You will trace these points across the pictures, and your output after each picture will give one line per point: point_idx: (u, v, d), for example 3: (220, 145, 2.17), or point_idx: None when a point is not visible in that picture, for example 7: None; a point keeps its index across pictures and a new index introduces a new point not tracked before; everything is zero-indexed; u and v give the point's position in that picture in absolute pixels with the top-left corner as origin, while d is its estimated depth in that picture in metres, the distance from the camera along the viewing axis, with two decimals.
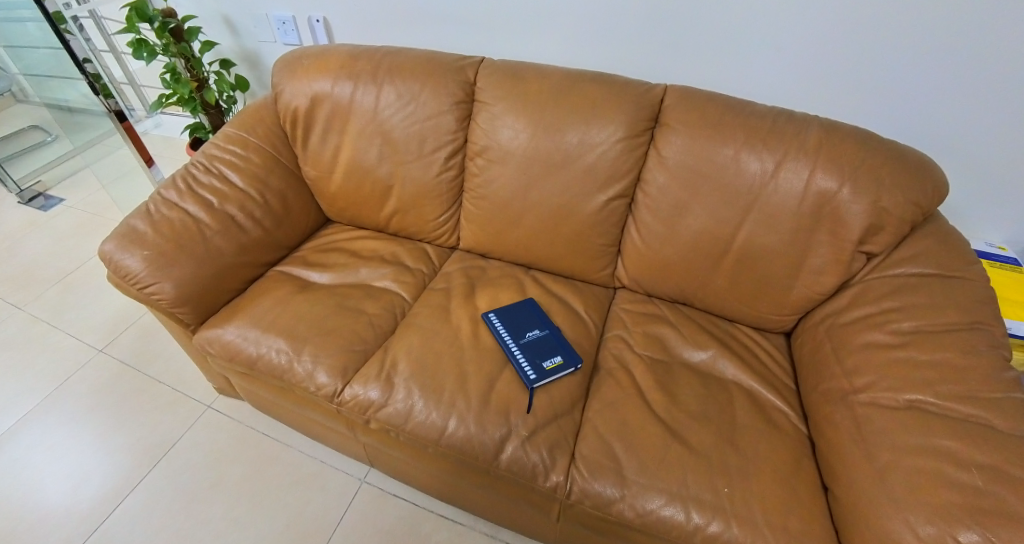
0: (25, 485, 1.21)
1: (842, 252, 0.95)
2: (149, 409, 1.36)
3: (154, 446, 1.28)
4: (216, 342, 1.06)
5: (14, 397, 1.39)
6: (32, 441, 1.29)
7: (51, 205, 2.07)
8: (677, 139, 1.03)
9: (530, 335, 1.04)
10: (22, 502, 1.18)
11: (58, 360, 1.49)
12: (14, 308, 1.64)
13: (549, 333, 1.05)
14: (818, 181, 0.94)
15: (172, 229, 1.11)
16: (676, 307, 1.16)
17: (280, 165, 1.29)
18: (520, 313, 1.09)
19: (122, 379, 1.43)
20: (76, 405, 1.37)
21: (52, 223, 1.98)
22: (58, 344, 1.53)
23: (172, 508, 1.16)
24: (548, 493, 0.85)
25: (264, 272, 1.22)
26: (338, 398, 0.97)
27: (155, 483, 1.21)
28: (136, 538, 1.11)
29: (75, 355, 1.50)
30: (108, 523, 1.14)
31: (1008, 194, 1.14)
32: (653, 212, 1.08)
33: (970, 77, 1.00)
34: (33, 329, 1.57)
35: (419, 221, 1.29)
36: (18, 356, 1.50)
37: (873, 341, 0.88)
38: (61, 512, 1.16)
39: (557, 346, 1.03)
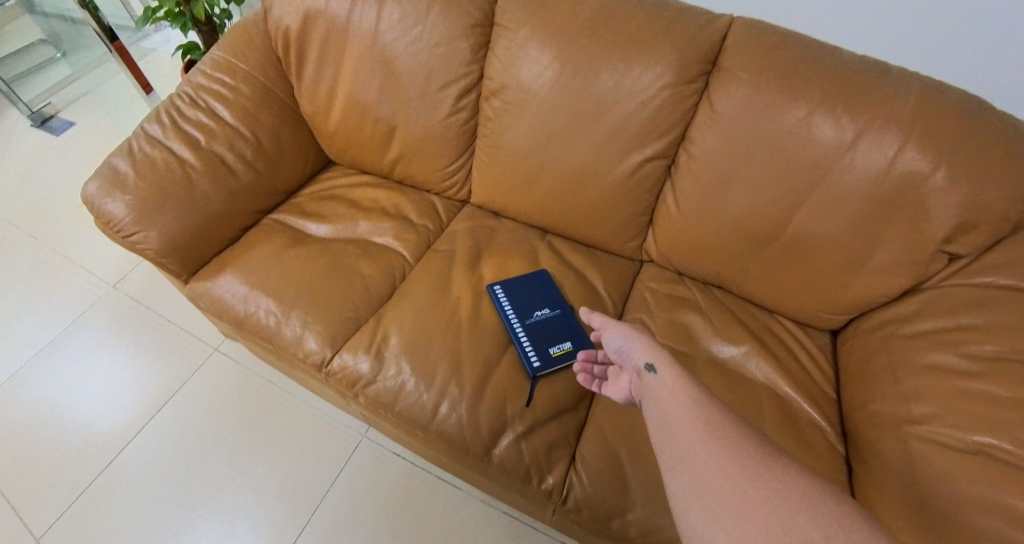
0: (41, 418, 1.19)
1: (919, 250, 0.77)
2: (159, 348, 1.32)
3: (163, 388, 1.25)
4: (206, 297, 1.00)
5: (30, 332, 1.36)
6: (46, 375, 1.27)
7: (63, 127, 1.97)
8: (736, 90, 0.83)
9: (538, 315, 0.94)
10: (40, 433, 1.17)
11: (69, 295, 1.43)
12: (29, 239, 1.57)
13: (560, 314, 0.95)
14: (906, 159, 0.73)
15: (154, 171, 1.01)
16: (708, 291, 1.02)
17: (274, 98, 1.15)
18: (530, 287, 0.98)
19: (133, 318, 1.38)
20: (87, 342, 1.33)
21: (66, 147, 1.89)
22: (71, 279, 1.47)
23: (179, 448, 1.15)
24: (542, 496, 0.78)
25: (260, 221, 1.13)
26: (327, 368, 0.90)
27: (164, 424, 1.19)
28: (146, 475, 1.11)
29: (87, 290, 1.44)
30: (122, 457, 1.14)
31: None
32: (696, 177, 0.90)
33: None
34: (49, 262, 1.51)
35: (425, 171, 1.16)
36: (33, 290, 1.45)
37: (941, 363, 0.73)
38: (77, 446, 1.15)
39: (567, 331, 0.92)
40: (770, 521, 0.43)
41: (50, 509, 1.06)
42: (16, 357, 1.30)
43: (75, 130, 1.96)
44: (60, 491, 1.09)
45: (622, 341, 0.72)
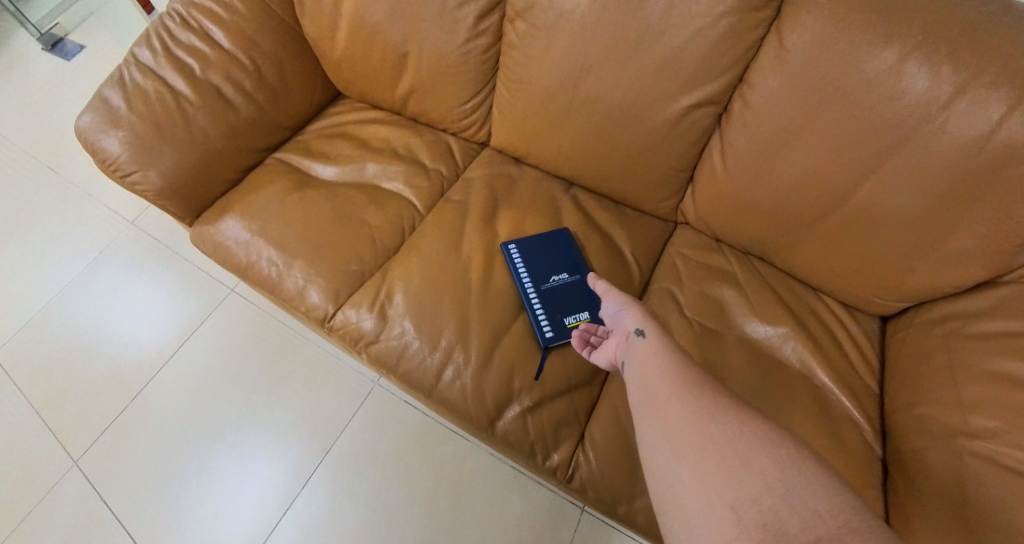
0: (64, 350, 1.18)
1: (1006, 239, 0.63)
2: (178, 285, 1.28)
3: (183, 325, 1.22)
4: (209, 241, 0.95)
5: (50, 264, 1.32)
6: (67, 307, 1.24)
7: (72, 51, 1.87)
8: (816, 21, 0.66)
9: (555, 279, 0.85)
10: (64, 364, 1.16)
11: (87, 228, 1.38)
12: (47, 170, 1.52)
13: (579, 279, 0.86)
14: (1012, 125, 0.57)
15: (147, 103, 0.93)
16: (748, 262, 0.92)
17: (273, 18, 1.02)
18: (548, 247, 0.89)
19: (151, 253, 1.33)
20: (106, 277, 1.29)
21: (79, 73, 1.81)
22: (88, 211, 1.42)
23: (198, 385, 1.15)
24: (546, 472, 0.75)
25: (264, 160, 1.06)
26: (330, 322, 0.86)
27: (184, 361, 1.18)
28: (167, 410, 1.11)
29: (105, 223, 1.39)
30: (146, 391, 1.13)
31: None
32: (755, 128, 0.76)
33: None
34: (65, 193, 1.46)
35: (440, 108, 1.04)
36: (50, 219, 1.41)
37: (1009, 373, 0.62)
38: (102, 379, 1.14)
39: (586, 299, 0.84)
40: (729, 461, 0.44)
41: (83, 436, 1.06)
42: (40, 290, 1.27)
43: (85, 55, 1.87)
44: (93, 419, 1.09)
45: (619, 306, 0.71)
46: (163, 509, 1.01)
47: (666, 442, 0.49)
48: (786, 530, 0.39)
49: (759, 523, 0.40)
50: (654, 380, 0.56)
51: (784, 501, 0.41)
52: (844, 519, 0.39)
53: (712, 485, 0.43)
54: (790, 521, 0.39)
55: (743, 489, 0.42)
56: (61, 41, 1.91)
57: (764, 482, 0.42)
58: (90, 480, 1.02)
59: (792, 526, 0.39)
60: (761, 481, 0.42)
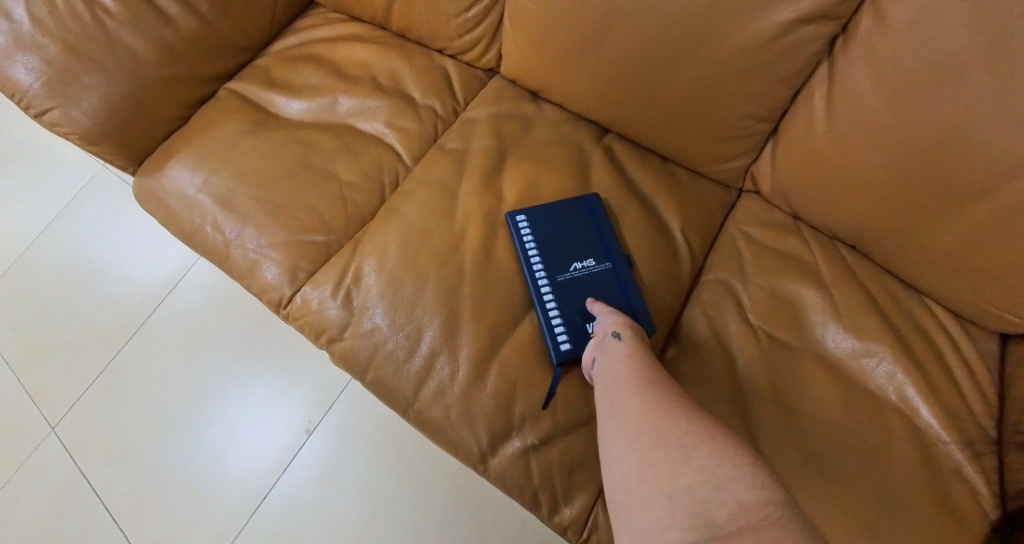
0: (39, 307, 1.08)
1: None
2: (155, 237, 1.13)
3: (160, 284, 1.08)
4: (151, 196, 0.78)
5: (23, 211, 1.19)
6: (41, 259, 1.13)
7: None
8: None
9: (576, 266, 0.63)
10: (39, 323, 1.06)
11: (59, 170, 1.23)
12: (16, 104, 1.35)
13: (610, 269, 0.63)
14: None
15: (55, 15, 0.72)
16: (835, 249, 0.68)
17: None
18: (568, 219, 0.66)
19: (125, 201, 1.18)
20: (78, 226, 1.16)
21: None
22: (60, 151, 1.26)
23: (175, 353, 1.02)
24: (554, 527, 0.58)
25: (218, 92, 0.85)
26: (288, 308, 0.70)
27: (161, 324, 1.04)
28: (144, 377, 1.00)
29: (77, 165, 1.24)
30: (122, 357, 1.02)
31: None
32: (906, 55, 0.49)
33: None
34: (37, 130, 1.30)
35: (434, 20, 0.78)
36: (20, 159, 1.26)
37: None
38: (77, 341, 1.04)
39: (618, 297, 0.62)
40: (669, 448, 0.34)
41: (65, 398, 0.99)
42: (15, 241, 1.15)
43: None
44: (72, 380, 1.00)
45: (607, 315, 0.53)
46: (140, 482, 0.92)
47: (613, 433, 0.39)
48: (715, 523, 0.28)
49: (688, 518, 0.29)
50: (615, 374, 0.44)
51: (716, 490, 0.30)
52: (781, 516, 0.28)
53: (646, 480, 0.33)
54: (721, 509, 0.29)
55: (680, 476, 0.31)
56: None
57: (700, 469, 0.31)
58: (66, 446, 0.95)
59: (723, 514, 0.28)
60: (697, 466, 0.31)
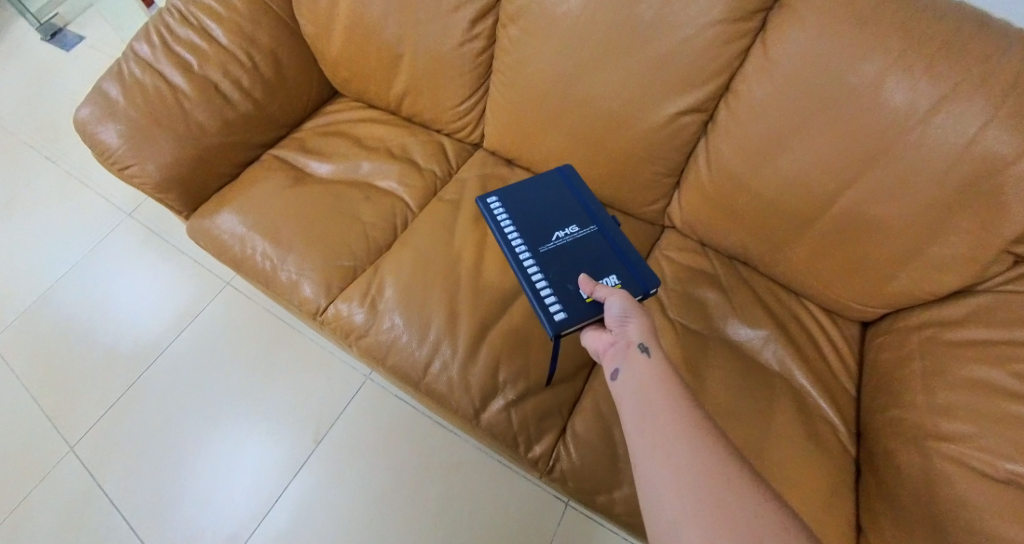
0: (67, 336, 1.24)
1: (988, 249, 0.65)
2: (174, 276, 1.32)
3: (181, 314, 1.27)
4: (205, 233, 0.97)
5: (51, 254, 1.37)
6: (69, 294, 1.30)
7: (72, 42, 1.85)
8: (799, 34, 0.69)
9: (563, 233, 0.74)
10: (65, 349, 1.22)
11: (86, 220, 1.42)
12: (47, 162, 1.55)
13: (596, 229, 0.75)
14: (992, 136, 0.60)
15: (145, 97, 0.94)
16: (733, 267, 0.94)
17: (270, 17, 1.02)
18: (549, 198, 0.78)
19: (147, 244, 1.37)
20: (104, 265, 1.34)
21: (75, 63, 1.79)
22: (86, 200, 1.46)
23: (194, 375, 1.19)
24: (528, 463, 0.79)
25: (260, 155, 1.07)
26: (322, 316, 0.89)
27: (181, 348, 1.23)
28: (162, 398, 1.16)
29: (101, 214, 1.43)
30: (143, 379, 1.19)
31: None
32: (739, 140, 0.79)
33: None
34: (64, 183, 1.51)
35: (435, 108, 1.05)
36: (48, 209, 1.45)
37: (983, 380, 0.64)
38: (99, 363, 1.20)
39: (606, 248, 0.72)
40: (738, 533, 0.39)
41: (83, 419, 1.13)
42: (40, 280, 1.32)
43: (85, 45, 1.85)
44: (90, 403, 1.15)
45: (622, 311, 0.60)
46: (155, 488, 1.07)
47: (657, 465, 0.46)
48: None
49: None
50: (648, 395, 0.52)
51: None
52: None
53: None
54: None
55: None
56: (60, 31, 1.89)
57: None
58: (84, 462, 1.09)
59: None
60: None
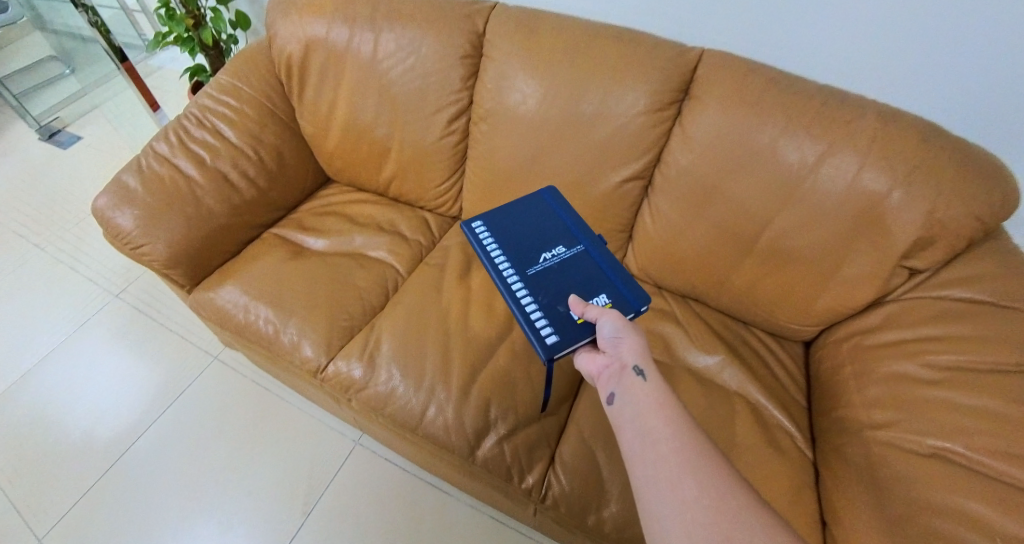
0: (47, 421, 1.26)
1: (883, 266, 0.81)
2: (160, 356, 1.38)
3: (167, 392, 1.31)
4: (209, 305, 1.05)
5: (36, 336, 1.42)
6: (52, 379, 1.33)
7: (69, 141, 1.99)
8: (707, 116, 0.90)
9: (550, 253, 0.78)
10: (45, 433, 1.24)
11: (76, 302, 1.50)
12: (36, 250, 1.63)
13: (582, 248, 0.79)
14: (867, 180, 0.79)
15: (162, 186, 1.05)
16: (686, 304, 1.07)
17: (276, 119, 1.19)
18: (535, 220, 0.83)
19: (136, 325, 1.44)
20: (92, 348, 1.40)
21: (69, 160, 1.91)
22: (76, 288, 1.54)
23: (177, 453, 1.21)
24: (523, 494, 0.84)
25: (260, 234, 1.18)
26: (322, 373, 0.96)
27: (165, 426, 1.25)
28: (141, 480, 1.16)
29: (91, 299, 1.51)
30: (123, 459, 1.20)
31: None
32: (674, 203, 0.98)
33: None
34: (54, 271, 1.58)
35: (420, 188, 1.21)
36: (38, 298, 1.51)
37: (900, 373, 0.77)
38: (78, 447, 1.21)
39: (592, 265, 0.77)
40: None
41: (54, 508, 1.12)
42: (22, 360, 1.37)
43: (81, 143, 1.98)
44: (62, 491, 1.15)
45: (618, 335, 0.64)
46: None
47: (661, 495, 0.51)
48: None
49: None
50: (649, 419, 0.57)
51: None
52: None
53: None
54: None
55: None
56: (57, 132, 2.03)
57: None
58: None
59: None
60: None
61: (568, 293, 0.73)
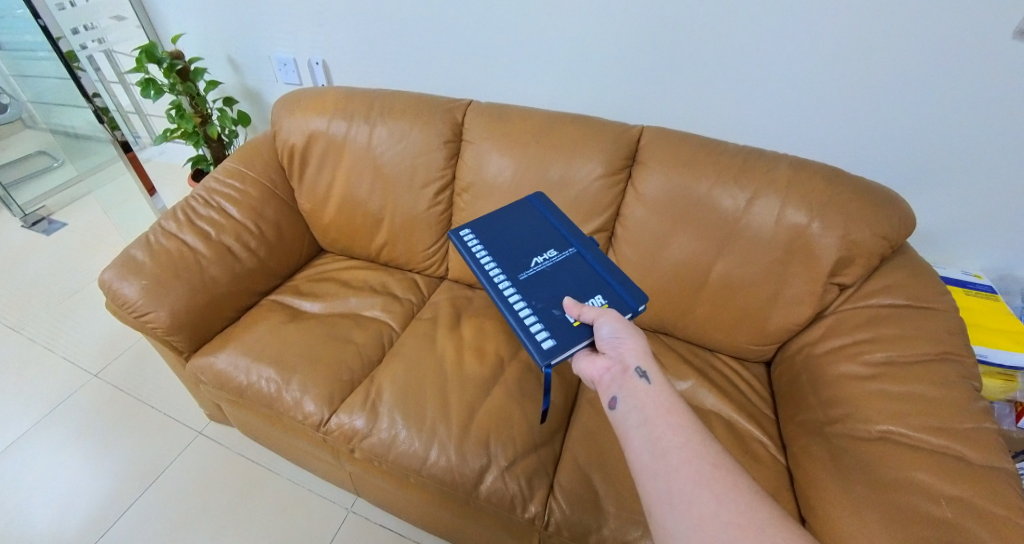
0: (13, 511, 1.20)
1: (816, 284, 0.97)
2: (140, 434, 1.35)
3: (146, 470, 1.28)
4: (209, 370, 1.09)
5: (5, 421, 1.38)
6: (21, 465, 1.28)
7: (54, 228, 2.05)
8: (653, 176, 1.09)
9: (542, 258, 0.87)
10: (10, 525, 1.17)
11: (51, 384, 1.47)
12: (9, 331, 1.63)
13: (573, 252, 0.88)
14: (790, 216, 0.97)
15: (170, 258, 1.13)
16: (657, 337, 1.18)
17: (276, 198, 1.33)
18: (530, 230, 0.94)
19: (115, 404, 1.42)
20: (66, 430, 1.36)
21: (51, 247, 1.95)
22: (52, 369, 1.51)
23: (157, 535, 1.16)
24: (526, 524, 0.88)
25: (258, 302, 1.25)
26: (325, 426, 0.99)
27: (143, 508, 1.21)
28: None
29: (68, 380, 1.48)
30: None
31: (1003, 232, 1.13)
32: (635, 249, 1.13)
33: (983, 74, 0.95)
34: (28, 353, 1.56)
35: (409, 252, 1.33)
36: (11, 381, 1.48)
37: (844, 373, 0.89)
38: (47, 537, 1.15)
39: (583, 264, 0.86)
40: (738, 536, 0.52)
41: None
42: None
43: (66, 230, 2.04)
44: None
45: (617, 340, 0.72)
46: None
47: (652, 475, 0.58)
48: None
49: None
50: (654, 419, 0.63)
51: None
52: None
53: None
54: None
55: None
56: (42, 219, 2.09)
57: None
58: None
59: None
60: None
61: (562, 297, 0.80)
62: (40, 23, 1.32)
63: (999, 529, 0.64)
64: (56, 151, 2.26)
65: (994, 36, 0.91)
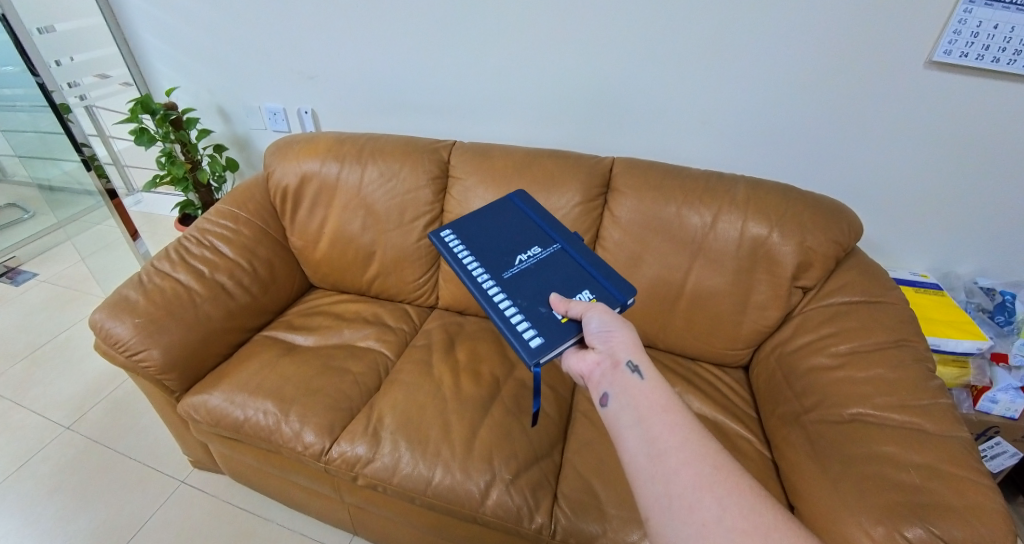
0: None
1: (780, 289, 1.07)
2: (119, 485, 1.29)
3: (125, 523, 1.21)
4: (203, 408, 1.08)
5: None
6: None
7: (22, 280, 1.99)
8: (627, 201, 1.19)
9: (527, 255, 0.94)
10: None
11: (19, 440, 1.40)
12: None
13: (558, 246, 0.96)
14: (751, 229, 1.08)
15: (164, 297, 1.14)
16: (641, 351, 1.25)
17: (268, 237, 1.37)
18: (515, 230, 1.01)
19: (92, 455, 1.36)
20: (36, 486, 1.29)
21: (19, 300, 1.89)
22: (21, 423, 1.45)
23: None
24: (533, 536, 0.89)
25: (250, 339, 1.26)
26: (326, 455, 1.00)
27: None
28: None
29: (39, 433, 1.42)
30: None
31: (936, 238, 1.28)
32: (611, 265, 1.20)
33: (901, 102, 1.12)
34: None
35: (400, 283, 1.38)
36: None
37: (813, 366, 0.98)
38: None
39: (566, 258, 0.93)
40: (736, 503, 0.57)
41: None
42: None
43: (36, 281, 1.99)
44: None
45: (606, 335, 0.77)
46: None
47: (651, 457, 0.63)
48: None
49: None
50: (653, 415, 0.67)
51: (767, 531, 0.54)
52: (792, 520, 0.55)
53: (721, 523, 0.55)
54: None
55: (744, 520, 0.55)
56: (9, 271, 2.03)
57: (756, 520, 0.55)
58: None
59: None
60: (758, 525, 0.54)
61: (548, 294, 0.87)
62: (35, 78, 1.37)
63: (961, 489, 0.71)
64: (27, 204, 2.24)
65: (908, 70, 1.08)
